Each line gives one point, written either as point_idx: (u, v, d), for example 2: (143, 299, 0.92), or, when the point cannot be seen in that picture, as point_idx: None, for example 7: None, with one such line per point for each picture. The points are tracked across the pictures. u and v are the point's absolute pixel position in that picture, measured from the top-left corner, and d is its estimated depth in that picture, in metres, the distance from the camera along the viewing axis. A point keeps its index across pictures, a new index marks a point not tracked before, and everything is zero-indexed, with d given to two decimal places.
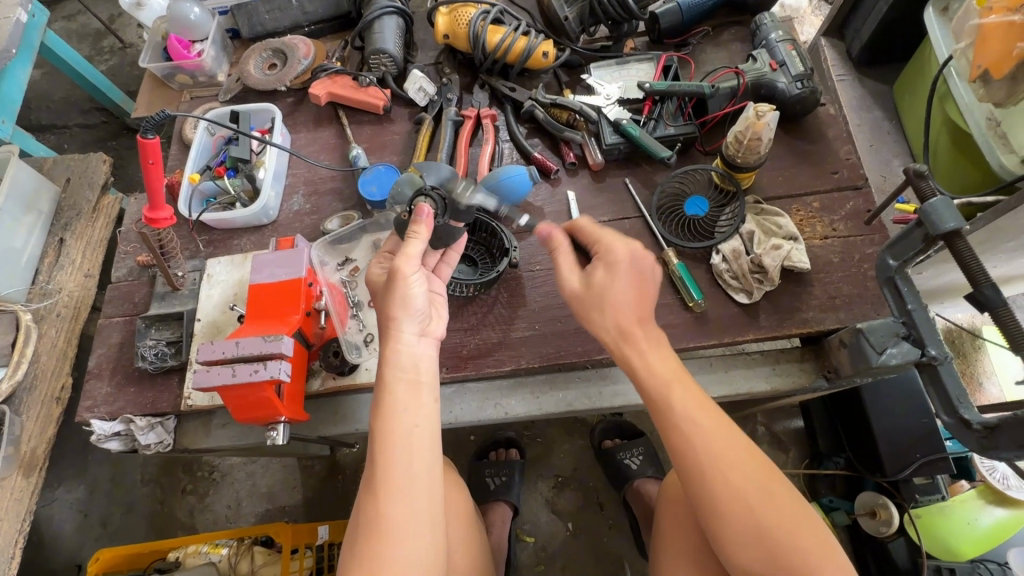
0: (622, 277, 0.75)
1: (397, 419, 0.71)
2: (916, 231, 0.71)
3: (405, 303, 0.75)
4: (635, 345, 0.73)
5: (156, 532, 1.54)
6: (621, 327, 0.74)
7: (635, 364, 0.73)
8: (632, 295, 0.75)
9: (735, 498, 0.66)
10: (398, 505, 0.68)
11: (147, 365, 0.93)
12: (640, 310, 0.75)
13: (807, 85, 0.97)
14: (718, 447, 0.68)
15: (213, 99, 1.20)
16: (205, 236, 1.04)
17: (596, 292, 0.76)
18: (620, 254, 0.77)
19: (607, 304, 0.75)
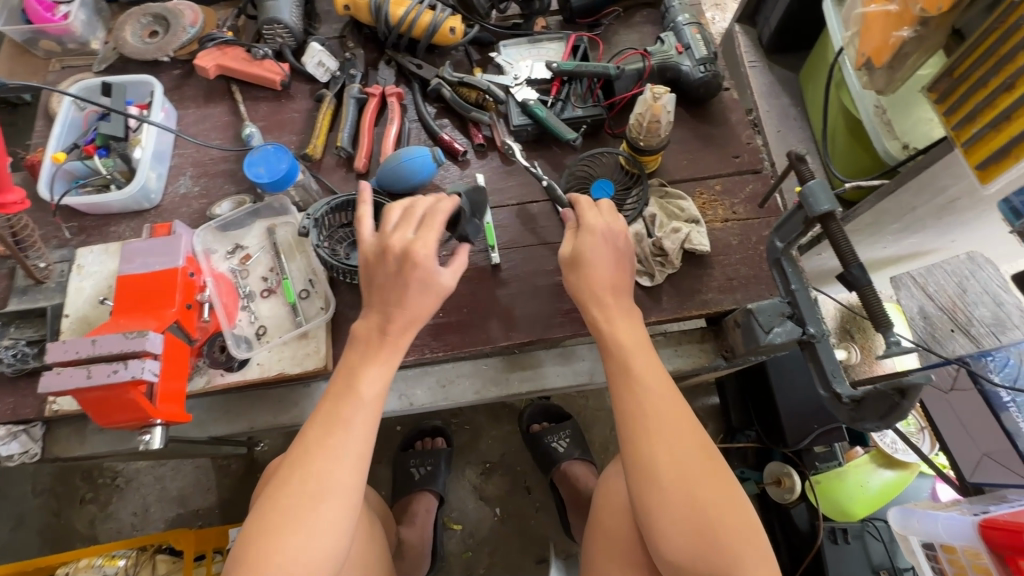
0: (603, 247, 0.77)
1: (350, 412, 0.68)
2: (797, 214, 0.73)
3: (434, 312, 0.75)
4: (602, 310, 0.76)
5: (50, 547, 1.42)
6: (596, 295, 0.76)
7: (617, 335, 0.75)
8: (612, 269, 0.77)
9: (683, 470, 0.67)
10: (333, 490, 0.65)
11: (3, 368, 0.83)
12: (615, 280, 0.77)
13: (710, 69, 0.97)
14: (676, 419, 0.70)
15: (86, 70, 1.08)
16: (75, 223, 0.94)
17: (583, 262, 0.76)
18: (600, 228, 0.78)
19: (591, 275, 0.76)
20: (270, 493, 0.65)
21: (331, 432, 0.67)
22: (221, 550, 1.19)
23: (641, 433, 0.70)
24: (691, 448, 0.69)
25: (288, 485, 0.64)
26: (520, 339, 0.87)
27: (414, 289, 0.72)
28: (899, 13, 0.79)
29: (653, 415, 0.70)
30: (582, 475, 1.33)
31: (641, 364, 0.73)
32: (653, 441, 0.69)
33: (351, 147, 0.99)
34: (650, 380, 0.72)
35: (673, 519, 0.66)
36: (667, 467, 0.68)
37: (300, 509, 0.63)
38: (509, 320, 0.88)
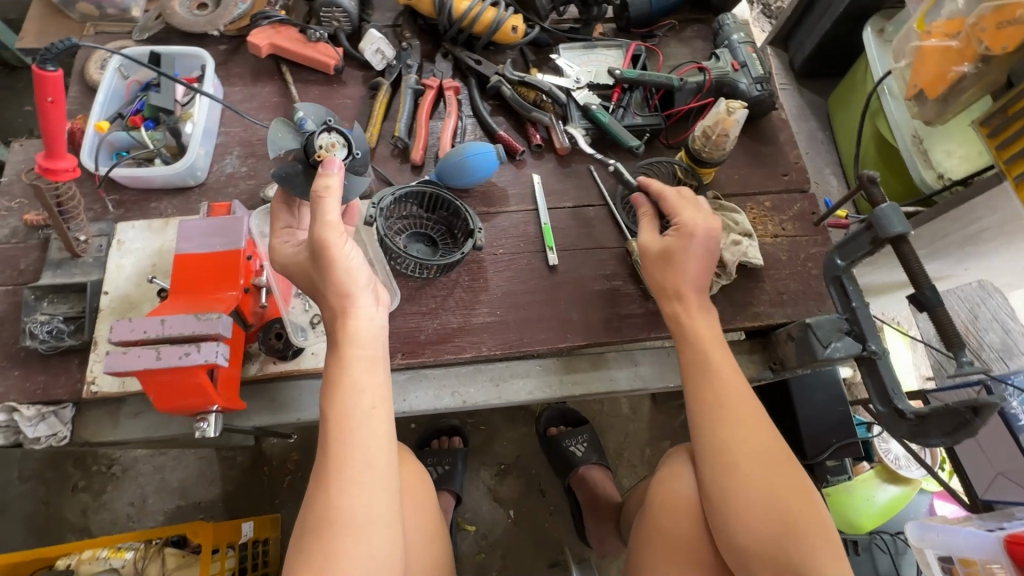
0: (694, 243, 0.78)
1: (350, 400, 0.66)
2: (863, 233, 0.75)
3: (337, 289, 0.68)
4: (683, 305, 0.79)
5: (37, 537, 1.34)
6: (680, 291, 0.78)
7: (694, 327, 0.78)
8: (701, 272, 0.78)
9: (766, 463, 0.70)
10: (350, 506, 0.62)
11: (38, 345, 0.78)
12: (700, 282, 0.78)
13: (766, 88, 1.00)
14: (753, 415, 0.73)
15: (125, 37, 1.03)
16: (115, 196, 0.89)
17: (677, 258, 0.78)
18: (702, 226, 0.78)
19: (682, 272, 0.78)
20: (298, 525, 0.63)
21: (338, 447, 0.64)
22: (234, 545, 1.15)
23: (719, 429, 0.73)
24: (763, 435, 0.72)
25: (308, 512, 0.63)
26: (577, 341, 0.87)
27: (299, 282, 0.72)
28: (960, 49, 0.83)
29: (735, 411, 0.73)
30: (600, 479, 1.34)
31: (718, 358, 0.76)
32: (732, 433, 0.72)
33: (407, 138, 0.98)
34: (725, 369, 0.76)
35: (745, 512, 0.69)
36: (746, 461, 0.70)
37: (326, 533, 0.61)
38: (565, 322, 0.89)
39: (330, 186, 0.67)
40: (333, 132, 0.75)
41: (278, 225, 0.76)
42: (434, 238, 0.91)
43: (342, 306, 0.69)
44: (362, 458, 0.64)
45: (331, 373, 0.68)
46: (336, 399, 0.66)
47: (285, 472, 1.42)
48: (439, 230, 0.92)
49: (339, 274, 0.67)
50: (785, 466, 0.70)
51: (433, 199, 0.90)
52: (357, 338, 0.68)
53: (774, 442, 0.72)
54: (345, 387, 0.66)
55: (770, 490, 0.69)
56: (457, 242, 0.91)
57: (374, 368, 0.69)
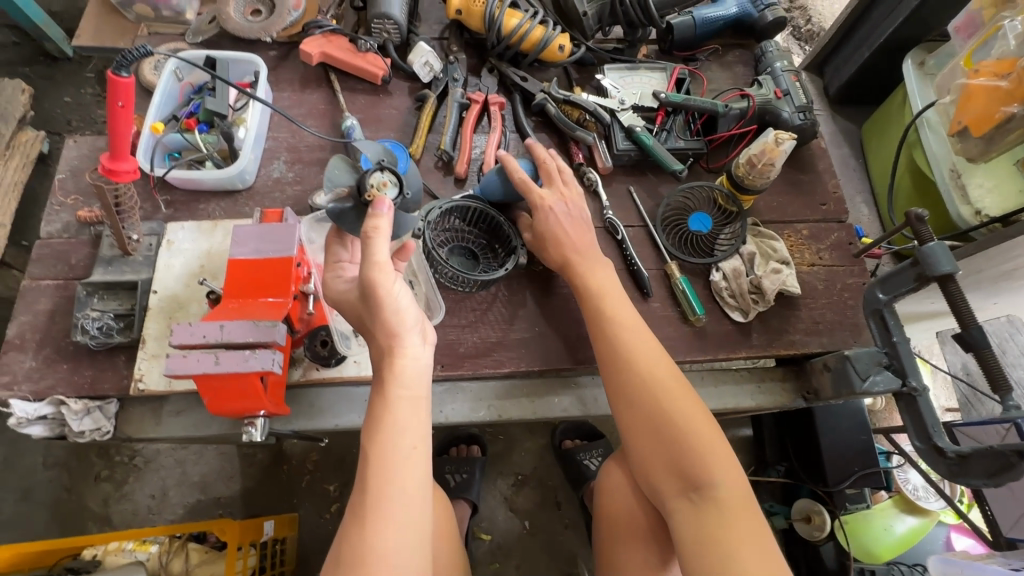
0: (559, 205, 0.87)
1: (395, 441, 0.66)
2: (908, 269, 0.76)
3: (386, 328, 0.69)
4: (573, 269, 0.85)
5: (59, 524, 1.35)
6: (568, 262, 0.85)
7: (589, 285, 0.83)
8: (572, 232, 0.86)
9: (652, 396, 0.73)
10: (383, 542, 0.62)
11: (88, 340, 0.80)
12: (576, 241, 0.86)
13: (808, 117, 1.01)
14: (650, 355, 0.76)
15: (179, 39, 1.05)
16: (166, 196, 0.91)
17: (552, 232, 0.86)
18: (555, 206, 0.87)
19: (570, 245, 0.85)
20: (331, 557, 0.63)
21: (377, 483, 0.64)
22: (256, 543, 1.16)
23: (615, 373, 0.76)
24: (658, 367, 0.75)
25: (342, 546, 0.63)
26: None
27: (349, 315, 0.73)
28: (1009, 89, 0.84)
29: (629, 355, 0.76)
30: None
31: (613, 310, 0.80)
32: (623, 373, 0.76)
33: (451, 151, 0.99)
34: (624, 318, 0.80)
35: (641, 442, 0.73)
36: (635, 398, 0.74)
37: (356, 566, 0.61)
38: None
39: (379, 227, 0.68)
40: (386, 172, 0.75)
41: (333, 259, 0.77)
42: (475, 251, 0.93)
43: (390, 346, 0.69)
44: (399, 496, 0.64)
45: (374, 411, 0.68)
46: (378, 437, 0.66)
47: (304, 471, 1.43)
48: (480, 243, 0.94)
49: (387, 315, 0.68)
50: (676, 390, 0.73)
51: (478, 214, 0.92)
52: (401, 379, 0.69)
53: (667, 374, 0.75)
54: (388, 426, 0.67)
55: (660, 416, 0.72)
56: (498, 258, 0.93)
57: (415, 409, 0.69)
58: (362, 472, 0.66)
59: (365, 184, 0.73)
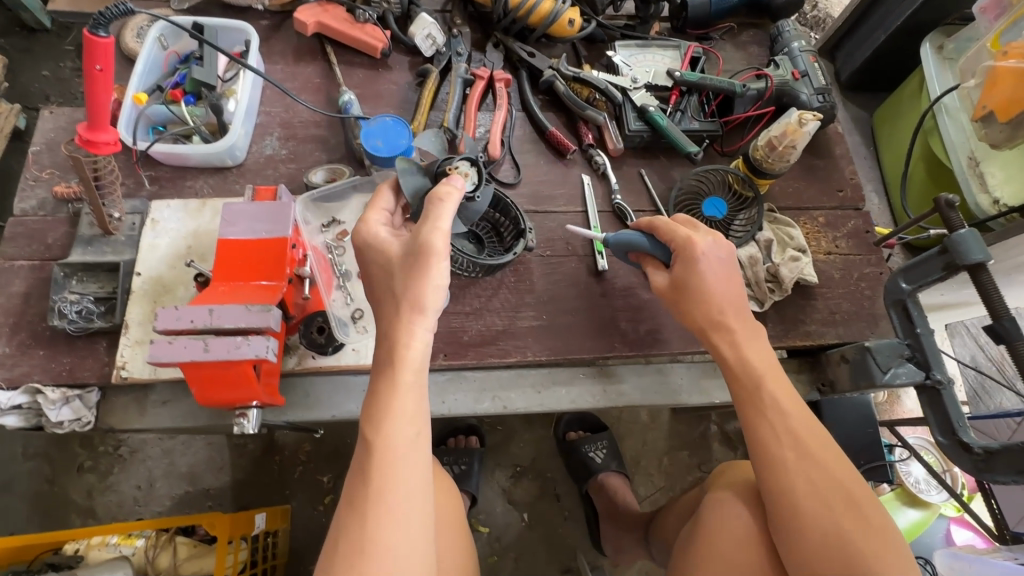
0: (718, 258, 0.73)
1: (395, 433, 0.64)
2: (935, 258, 0.73)
3: (414, 297, 0.66)
4: (727, 334, 0.73)
5: (40, 517, 1.30)
6: (726, 324, 0.72)
7: (744, 358, 0.72)
8: (734, 290, 0.73)
9: (818, 479, 0.65)
10: (386, 536, 0.61)
11: (65, 325, 0.74)
12: (736, 303, 0.73)
13: (826, 100, 0.97)
14: (814, 438, 0.67)
15: (163, 5, 0.98)
16: (149, 172, 0.85)
17: (700, 287, 0.72)
18: (705, 246, 0.73)
19: (720, 304, 0.72)
20: (328, 547, 0.62)
21: (379, 477, 0.63)
22: (248, 537, 1.11)
23: (776, 460, 0.68)
24: (821, 454, 0.67)
25: (341, 538, 0.62)
26: (624, 350, 0.85)
27: (376, 268, 0.69)
28: None
29: (791, 439, 0.68)
30: (619, 487, 1.34)
31: (774, 390, 0.70)
32: (788, 459, 0.67)
33: (455, 129, 0.94)
34: (776, 392, 0.70)
35: (807, 534, 0.64)
36: (802, 491, 0.65)
37: (357, 565, 0.60)
38: (613, 330, 0.86)
39: (452, 196, 0.67)
40: (474, 166, 0.74)
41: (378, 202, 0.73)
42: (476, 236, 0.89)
43: (413, 318, 0.66)
44: (400, 487, 0.63)
45: (378, 396, 0.66)
46: (381, 426, 0.65)
47: (297, 463, 1.39)
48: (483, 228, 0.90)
49: (427, 284, 0.65)
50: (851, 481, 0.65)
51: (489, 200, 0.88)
52: (412, 361, 0.66)
53: (840, 464, 0.66)
54: (393, 414, 0.65)
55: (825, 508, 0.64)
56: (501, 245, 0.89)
57: (417, 395, 0.67)
58: (362, 462, 0.64)
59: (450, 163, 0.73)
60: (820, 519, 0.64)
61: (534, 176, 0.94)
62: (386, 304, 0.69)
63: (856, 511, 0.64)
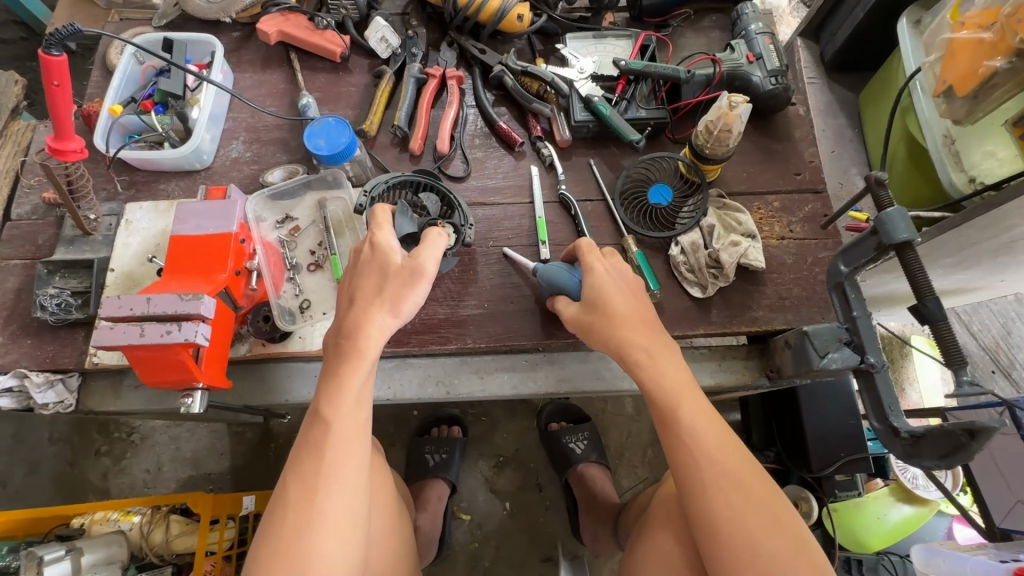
0: (617, 276, 0.76)
1: (339, 416, 0.68)
2: (870, 238, 0.70)
3: (395, 299, 0.72)
4: (647, 356, 0.71)
5: (63, 496, 1.43)
6: (638, 346, 0.71)
7: (659, 381, 0.69)
8: (633, 305, 0.74)
9: (731, 494, 0.63)
10: (331, 510, 0.65)
11: (47, 316, 0.82)
12: (640, 318, 0.74)
13: (781, 81, 0.95)
14: (725, 448, 0.66)
15: (146, 24, 1.07)
16: (125, 177, 0.93)
17: (610, 306, 0.73)
18: (609, 266, 0.77)
19: (623, 324, 0.73)
20: (272, 516, 0.65)
21: (330, 456, 0.66)
22: (235, 517, 1.19)
23: (691, 478, 0.65)
24: (734, 460, 0.65)
25: (289, 508, 0.65)
26: (565, 338, 0.86)
27: (368, 271, 0.73)
28: (993, 42, 0.79)
29: (708, 458, 0.65)
30: (597, 478, 1.32)
31: (690, 410, 0.68)
32: (705, 477, 0.64)
33: (407, 127, 0.97)
34: (690, 410, 0.68)
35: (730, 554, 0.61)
36: (721, 504, 0.63)
37: (302, 536, 0.63)
38: (554, 318, 0.87)
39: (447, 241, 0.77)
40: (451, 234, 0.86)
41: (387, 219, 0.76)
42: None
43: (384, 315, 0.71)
44: (347, 464, 0.67)
45: (337, 377, 0.70)
46: (337, 407, 0.68)
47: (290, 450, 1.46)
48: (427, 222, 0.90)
49: (413, 297, 0.72)
50: (767, 493, 0.63)
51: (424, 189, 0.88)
52: (374, 349, 0.71)
53: (755, 474, 0.65)
54: (349, 395, 0.69)
55: (741, 522, 0.62)
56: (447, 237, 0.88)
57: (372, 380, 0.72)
58: (313, 438, 0.67)
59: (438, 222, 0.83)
60: (737, 532, 0.62)
61: (483, 169, 0.97)
62: (354, 296, 0.73)
63: (771, 521, 0.62)
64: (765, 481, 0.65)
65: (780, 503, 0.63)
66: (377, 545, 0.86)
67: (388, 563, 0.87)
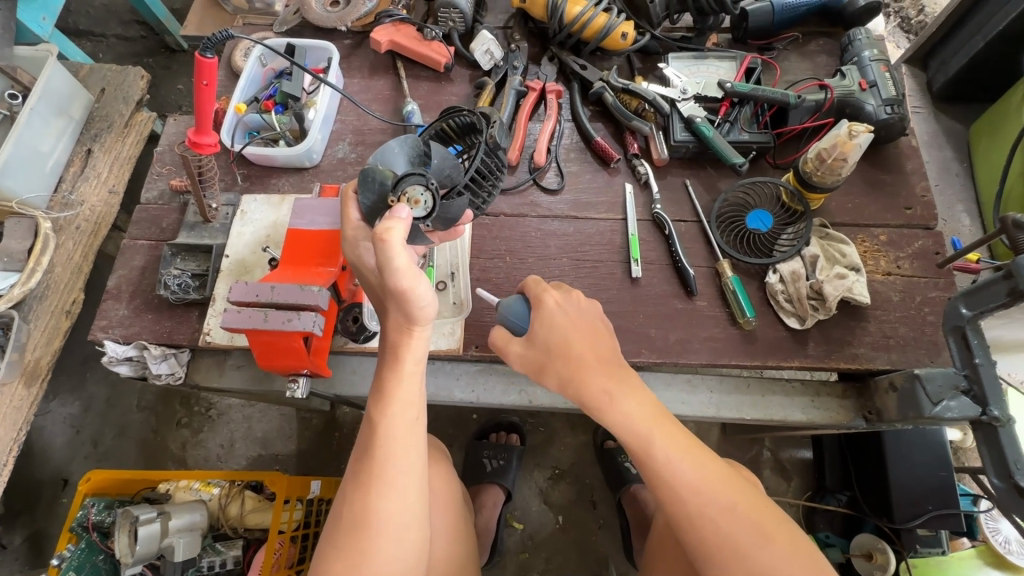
0: (566, 310, 0.76)
1: (390, 420, 0.70)
2: (1001, 282, 0.66)
3: (405, 311, 0.67)
4: (610, 398, 0.70)
5: (146, 461, 1.53)
6: (605, 385, 0.71)
7: (629, 417, 0.69)
8: (586, 334, 0.74)
9: (718, 517, 0.64)
10: (386, 510, 0.68)
11: (169, 294, 0.89)
12: (603, 354, 0.74)
13: (897, 111, 0.91)
14: (711, 478, 0.67)
15: (268, 28, 1.14)
16: (243, 171, 1.00)
17: (562, 343, 0.74)
18: (555, 300, 0.77)
19: (577, 361, 0.73)
20: (337, 513, 0.70)
21: (380, 460, 0.69)
22: (302, 500, 1.23)
23: (675, 504, 0.66)
24: (724, 479, 0.67)
25: (347, 506, 0.69)
26: (652, 359, 0.85)
27: (369, 290, 0.74)
28: None
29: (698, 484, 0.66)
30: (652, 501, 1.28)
31: (665, 447, 0.68)
32: (686, 499, 0.66)
33: None
34: (676, 441, 0.68)
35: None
36: (713, 538, 0.64)
37: (361, 533, 0.68)
38: (641, 337, 0.87)
39: (390, 230, 0.61)
40: (427, 192, 0.70)
41: (351, 210, 0.72)
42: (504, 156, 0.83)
43: (403, 328, 0.69)
44: (395, 466, 0.69)
45: (384, 383, 0.71)
46: (385, 409, 0.70)
47: (353, 439, 1.52)
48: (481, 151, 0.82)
49: (419, 303, 0.66)
50: (759, 511, 0.65)
51: (461, 121, 0.81)
52: (411, 355, 0.71)
53: (737, 488, 0.67)
54: (395, 399, 0.70)
55: (724, 534, 0.64)
56: (485, 152, 0.77)
57: (417, 383, 0.72)
58: (365, 440, 0.71)
59: (403, 187, 0.69)
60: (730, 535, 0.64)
61: (577, 183, 0.98)
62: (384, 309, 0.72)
63: (760, 536, 0.63)
64: (745, 486, 0.67)
65: (776, 518, 0.65)
66: (445, 530, 0.91)
67: (457, 546, 0.92)
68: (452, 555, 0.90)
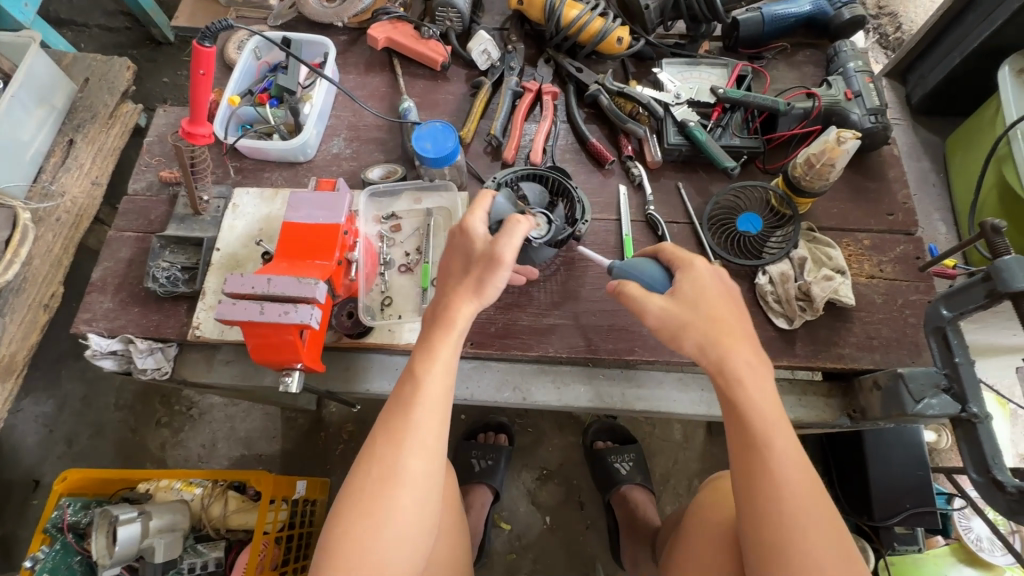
0: (713, 284, 0.71)
1: (427, 379, 0.69)
2: (978, 285, 0.69)
3: (478, 283, 0.71)
4: (721, 330, 0.69)
5: (123, 460, 1.49)
6: (721, 322, 0.69)
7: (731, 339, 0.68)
8: (730, 307, 0.71)
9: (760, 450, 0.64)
10: (416, 469, 0.67)
11: (156, 287, 0.87)
12: (740, 325, 0.70)
13: (880, 120, 0.95)
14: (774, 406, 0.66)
15: (262, 22, 1.13)
16: (235, 164, 0.99)
17: (705, 297, 0.70)
18: (705, 267, 0.74)
19: (711, 309, 0.70)
20: (358, 470, 0.67)
21: (416, 417, 0.68)
22: (288, 499, 1.21)
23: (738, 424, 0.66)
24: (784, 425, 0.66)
25: (374, 461, 0.67)
26: (645, 356, 0.86)
27: (454, 255, 0.74)
28: None
29: (784, 473, 0.62)
30: (642, 503, 1.28)
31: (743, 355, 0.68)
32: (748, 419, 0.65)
33: (501, 138, 1.00)
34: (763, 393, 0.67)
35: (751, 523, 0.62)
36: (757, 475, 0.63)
37: (385, 487, 0.65)
38: (634, 335, 0.88)
39: (519, 220, 0.71)
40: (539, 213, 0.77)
41: (478, 212, 0.75)
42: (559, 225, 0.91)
43: (467, 296, 0.71)
44: (429, 428, 0.68)
45: (423, 347, 0.71)
46: (421, 372, 0.69)
47: (339, 440, 1.50)
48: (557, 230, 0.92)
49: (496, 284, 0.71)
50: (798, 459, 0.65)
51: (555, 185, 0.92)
52: (461, 320, 0.71)
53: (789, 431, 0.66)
54: (438, 361, 0.70)
55: (775, 473, 0.63)
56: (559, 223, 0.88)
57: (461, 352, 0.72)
58: (403, 395, 0.69)
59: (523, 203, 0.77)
60: (789, 531, 0.60)
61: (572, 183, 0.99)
62: (451, 277, 0.74)
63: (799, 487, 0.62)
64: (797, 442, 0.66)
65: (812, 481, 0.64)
66: (449, 525, 0.89)
67: (455, 541, 0.90)
68: (449, 552, 0.88)
